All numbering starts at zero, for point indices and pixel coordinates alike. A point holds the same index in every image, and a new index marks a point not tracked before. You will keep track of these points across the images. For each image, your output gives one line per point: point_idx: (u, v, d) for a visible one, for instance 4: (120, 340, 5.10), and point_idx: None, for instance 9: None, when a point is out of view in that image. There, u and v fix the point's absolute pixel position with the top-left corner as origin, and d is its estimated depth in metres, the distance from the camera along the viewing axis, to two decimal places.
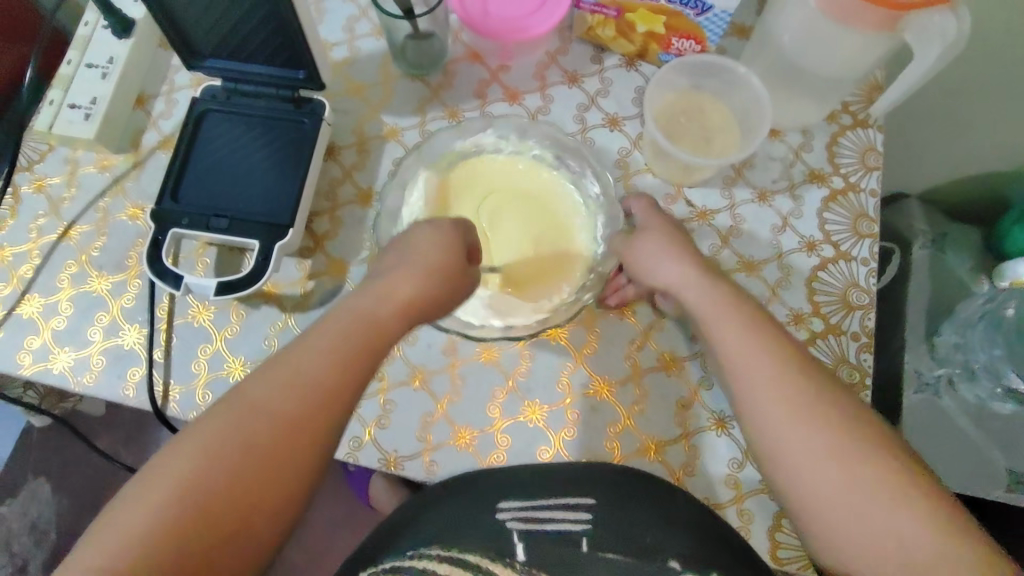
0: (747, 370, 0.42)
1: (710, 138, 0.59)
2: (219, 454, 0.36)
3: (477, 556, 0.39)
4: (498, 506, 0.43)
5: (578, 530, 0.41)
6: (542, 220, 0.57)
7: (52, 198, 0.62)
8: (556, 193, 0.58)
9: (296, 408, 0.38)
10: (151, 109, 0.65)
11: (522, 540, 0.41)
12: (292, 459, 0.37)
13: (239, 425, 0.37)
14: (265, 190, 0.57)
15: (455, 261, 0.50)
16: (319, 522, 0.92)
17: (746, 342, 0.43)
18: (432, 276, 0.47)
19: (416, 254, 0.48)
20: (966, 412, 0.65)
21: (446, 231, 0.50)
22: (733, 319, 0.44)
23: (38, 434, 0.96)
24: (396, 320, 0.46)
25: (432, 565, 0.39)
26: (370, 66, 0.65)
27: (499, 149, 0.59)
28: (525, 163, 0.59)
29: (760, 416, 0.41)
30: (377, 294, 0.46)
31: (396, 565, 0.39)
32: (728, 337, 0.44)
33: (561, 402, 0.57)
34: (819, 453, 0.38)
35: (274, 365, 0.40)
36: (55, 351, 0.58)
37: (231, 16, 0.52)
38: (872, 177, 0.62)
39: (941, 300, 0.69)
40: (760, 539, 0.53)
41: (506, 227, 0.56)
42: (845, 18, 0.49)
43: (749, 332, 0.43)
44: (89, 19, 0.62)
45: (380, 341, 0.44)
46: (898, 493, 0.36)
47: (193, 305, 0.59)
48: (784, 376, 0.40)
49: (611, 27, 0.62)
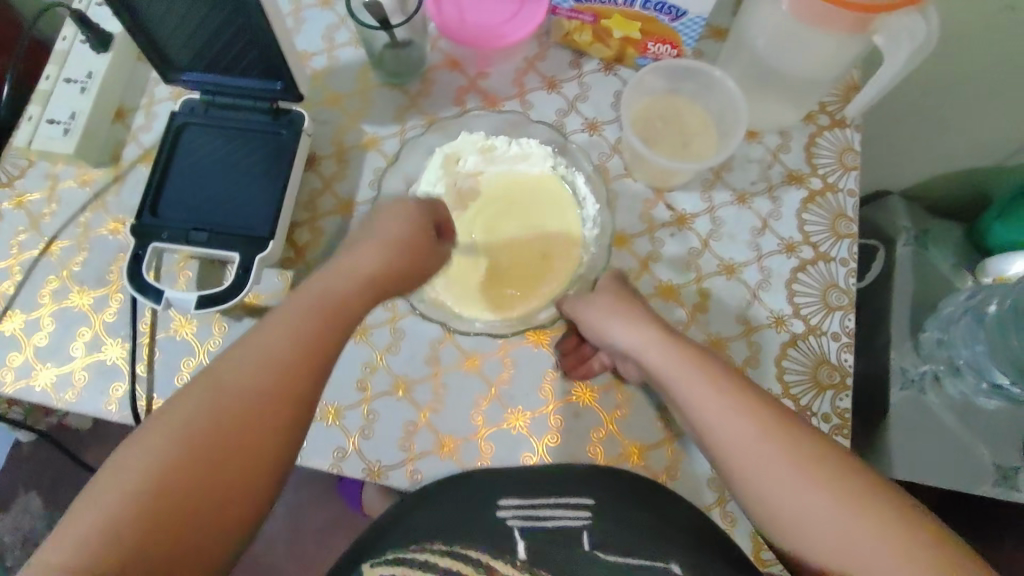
0: (704, 410, 0.44)
1: (688, 142, 0.60)
2: (187, 441, 0.35)
3: (483, 554, 0.36)
4: (499, 505, 0.44)
5: (579, 524, 0.42)
6: (537, 234, 0.57)
7: (32, 213, 0.62)
8: (547, 189, 0.58)
9: (262, 392, 0.38)
10: (131, 122, 0.65)
11: (523, 538, 0.40)
12: (257, 442, 0.37)
13: (204, 415, 0.37)
14: (245, 202, 0.57)
15: (424, 244, 0.52)
16: (313, 530, 0.92)
17: (700, 388, 0.44)
18: (394, 254, 0.50)
19: (389, 237, 0.51)
20: (951, 409, 0.65)
21: (414, 217, 0.52)
22: (688, 364, 0.46)
23: (27, 447, 0.96)
24: (358, 303, 0.47)
25: (433, 559, 0.35)
26: (349, 76, 0.66)
27: (507, 143, 0.59)
28: (524, 159, 0.59)
29: (721, 448, 0.42)
30: (340, 271, 0.48)
31: (395, 559, 0.36)
32: (682, 379, 0.46)
33: (544, 409, 0.57)
34: (777, 472, 0.39)
35: (235, 356, 0.40)
36: (38, 368, 0.58)
37: (208, 30, 0.53)
38: (851, 177, 0.63)
39: (924, 297, 0.69)
40: (744, 540, 0.53)
41: (485, 240, 0.57)
42: (817, 22, 0.49)
43: (701, 376, 0.45)
44: (66, 33, 0.62)
45: (345, 326, 0.45)
46: (844, 499, 0.37)
47: (176, 318, 0.59)
48: (736, 405, 0.43)
49: (588, 32, 0.62)
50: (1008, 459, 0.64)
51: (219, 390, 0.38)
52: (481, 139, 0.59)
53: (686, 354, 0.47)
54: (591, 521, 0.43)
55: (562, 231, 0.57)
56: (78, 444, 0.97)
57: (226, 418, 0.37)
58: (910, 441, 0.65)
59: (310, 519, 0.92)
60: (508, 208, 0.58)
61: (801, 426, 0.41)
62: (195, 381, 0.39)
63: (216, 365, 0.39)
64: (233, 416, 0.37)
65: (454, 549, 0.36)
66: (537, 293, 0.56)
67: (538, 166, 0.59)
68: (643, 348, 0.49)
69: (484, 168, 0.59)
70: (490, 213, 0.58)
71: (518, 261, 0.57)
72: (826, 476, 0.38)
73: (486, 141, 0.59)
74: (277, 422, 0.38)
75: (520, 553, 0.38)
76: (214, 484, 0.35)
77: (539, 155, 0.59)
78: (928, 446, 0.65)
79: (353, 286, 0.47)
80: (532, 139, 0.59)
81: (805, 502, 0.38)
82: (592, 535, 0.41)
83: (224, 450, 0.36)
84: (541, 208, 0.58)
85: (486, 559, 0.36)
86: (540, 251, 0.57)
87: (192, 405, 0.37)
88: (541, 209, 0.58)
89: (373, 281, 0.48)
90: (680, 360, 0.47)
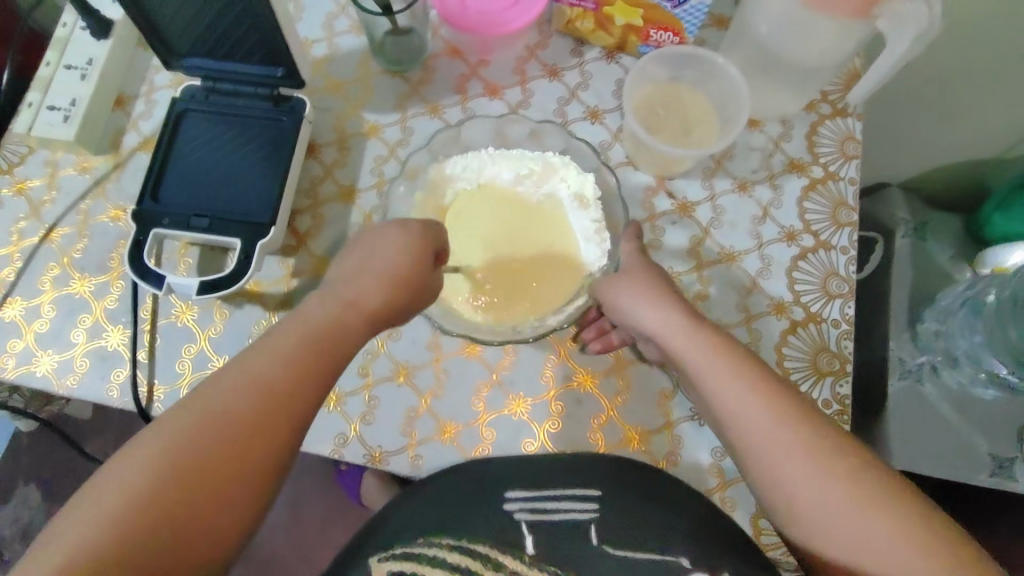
0: (747, 425, 0.42)
1: (690, 130, 0.60)
2: (168, 473, 0.35)
3: (488, 548, 0.40)
4: (505, 496, 0.44)
5: (586, 518, 0.42)
6: (518, 276, 0.55)
7: (33, 200, 0.62)
8: (566, 277, 0.55)
9: (257, 423, 0.38)
10: (131, 109, 0.65)
11: (530, 531, 0.41)
12: (244, 473, 0.37)
13: (194, 438, 0.37)
14: (244, 188, 0.57)
15: (430, 282, 0.50)
16: (314, 521, 0.92)
17: (734, 392, 0.43)
18: (395, 286, 0.48)
19: (389, 270, 0.48)
20: (947, 399, 0.65)
21: (419, 238, 0.50)
22: (736, 383, 0.43)
23: (26, 439, 0.96)
24: (355, 337, 0.46)
25: (444, 554, 0.38)
26: (350, 63, 0.65)
27: (594, 219, 0.56)
28: (576, 239, 0.56)
29: (764, 464, 0.41)
30: (340, 305, 0.46)
31: (404, 553, 0.39)
32: (722, 393, 0.44)
33: (545, 395, 0.57)
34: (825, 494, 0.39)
35: (221, 382, 0.40)
36: (38, 354, 0.58)
37: (208, 15, 0.52)
38: (852, 166, 0.63)
39: (922, 290, 0.69)
40: (743, 525, 0.53)
41: (484, 219, 0.56)
42: (820, 8, 0.49)
43: (734, 378, 0.44)
44: (67, 20, 0.62)
45: (339, 356, 0.44)
46: (899, 525, 0.37)
47: (177, 305, 0.59)
48: (770, 411, 0.42)
49: (589, 20, 0.62)
50: (1003, 450, 0.63)
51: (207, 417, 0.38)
52: (582, 184, 0.57)
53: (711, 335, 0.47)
54: (597, 514, 0.43)
55: (531, 304, 0.54)
56: (79, 435, 0.97)
57: (209, 454, 0.37)
58: (908, 431, 0.65)
59: (311, 511, 0.92)
60: (539, 255, 0.55)
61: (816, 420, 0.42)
62: (186, 404, 0.39)
63: (206, 389, 0.40)
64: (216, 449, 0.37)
65: (460, 543, 0.40)
66: (449, 300, 0.55)
67: (590, 250, 0.56)
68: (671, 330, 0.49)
69: (558, 206, 0.57)
70: (518, 210, 0.57)
71: (475, 271, 0.55)
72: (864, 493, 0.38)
73: (580, 198, 0.57)
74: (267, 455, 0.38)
75: (527, 547, 0.40)
76: (198, 516, 0.35)
77: (591, 244, 0.56)
78: (927, 437, 0.65)
79: (353, 321, 0.46)
80: (609, 239, 0.56)
81: (849, 530, 0.37)
82: (601, 531, 0.42)
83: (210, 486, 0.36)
84: (548, 275, 0.55)
85: (493, 553, 0.39)
86: (503, 285, 0.55)
87: (179, 432, 0.37)
88: (546, 286, 0.55)
89: (354, 306, 0.46)
90: (734, 374, 0.44)
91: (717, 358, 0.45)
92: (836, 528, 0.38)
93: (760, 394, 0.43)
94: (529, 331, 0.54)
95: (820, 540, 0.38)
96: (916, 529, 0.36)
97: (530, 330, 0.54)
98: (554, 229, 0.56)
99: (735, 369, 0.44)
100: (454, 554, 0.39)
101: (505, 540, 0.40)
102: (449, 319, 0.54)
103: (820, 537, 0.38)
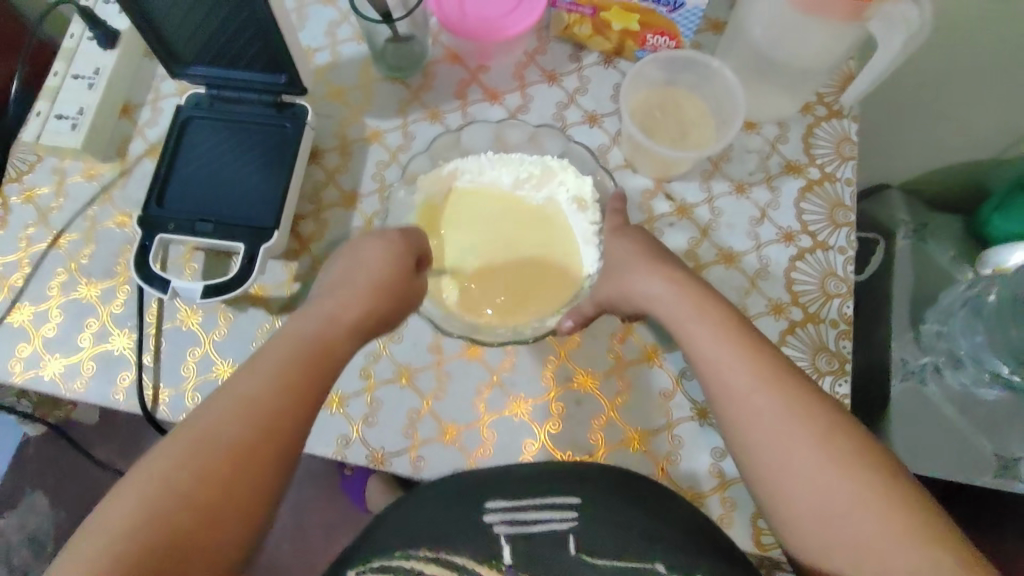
0: (737, 399, 0.43)
1: (687, 133, 0.60)
2: (172, 478, 0.36)
3: (463, 558, 0.40)
4: (485, 507, 0.44)
5: (566, 528, 0.42)
6: (520, 278, 0.56)
7: (41, 208, 0.63)
8: (563, 278, 0.56)
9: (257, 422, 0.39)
10: (136, 118, 0.66)
11: (509, 542, 0.41)
12: (245, 472, 0.38)
13: (201, 442, 0.38)
14: (247, 193, 0.58)
15: (410, 286, 0.51)
16: (317, 525, 0.92)
17: (728, 363, 0.44)
18: (377, 293, 0.49)
19: (372, 281, 0.49)
20: (952, 402, 0.64)
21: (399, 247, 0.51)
22: (733, 356, 0.44)
23: (35, 446, 0.97)
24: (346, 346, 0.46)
25: (419, 565, 0.40)
26: (351, 70, 0.67)
27: (592, 220, 0.57)
28: (573, 242, 0.57)
29: (750, 442, 0.42)
30: (323, 319, 0.46)
31: (382, 566, 0.40)
32: (719, 368, 0.44)
33: (546, 396, 0.57)
34: (808, 471, 0.39)
35: (223, 387, 0.41)
36: (46, 358, 0.59)
37: (214, 24, 0.53)
38: (848, 167, 0.63)
39: (925, 290, 0.69)
40: (743, 527, 0.54)
41: (482, 221, 0.57)
42: (811, 11, 0.50)
43: (734, 352, 0.44)
44: (75, 31, 0.64)
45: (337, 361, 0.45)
46: (864, 494, 0.38)
47: (182, 309, 0.60)
48: (762, 384, 0.42)
49: (587, 26, 0.63)
50: (1010, 448, 0.63)
51: (212, 417, 0.39)
52: (580, 186, 0.58)
53: (709, 309, 0.47)
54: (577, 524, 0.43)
55: (531, 306, 0.55)
56: (86, 441, 0.98)
57: (214, 453, 0.38)
58: (910, 434, 0.65)
59: (313, 514, 0.93)
60: (538, 256, 0.56)
61: (815, 392, 0.42)
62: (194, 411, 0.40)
63: (212, 396, 0.41)
64: (216, 456, 0.37)
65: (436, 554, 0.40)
66: (449, 299, 0.55)
67: (587, 252, 0.57)
68: (667, 304, 0.49)
69: (556, 209, 0.58)
70: (513, 211, 0.58)
71: (478, 273, 0.56)
72: (847, 464, 0.39)
73: (579, 202, 0.58)
74: (268, 446, 0.39)
75: (505, 558, 0.41)
76: (204, 537, 0.36)
77: (588, 247, 0.57)
78: (930, 440, 0.65)
79: (338, 333, 0.46)
80: (601, 238, 0.56)
81: (825, 505, 0.38)
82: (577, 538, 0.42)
83: (216, 502, 0.37)
84: (544, 275, 0.56)
85: (468, 564, 0.40)
86: (505, 285, 0.55)
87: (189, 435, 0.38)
88: (544, 286, 0.55)
89: (338, 319, 0.47)
90: (733, 348, 0.44)
91: (713, 333, 0.46)
92: (805, 502, 0.39)
93: (743, 360, 0.44)
94: (530, 332, 0.54)
95: (796, 518, 0.39)
96: (887, 503, 0.37)
97: (529, 330, 0.55)
98: (552, 231, 0.57)
99: (734, 342, 0.45)
100: (430, 566, 0.40)
101: (483, 550, 0.41)
102: (451, 319, 0.55)
103: (795, 514, 0.39)
